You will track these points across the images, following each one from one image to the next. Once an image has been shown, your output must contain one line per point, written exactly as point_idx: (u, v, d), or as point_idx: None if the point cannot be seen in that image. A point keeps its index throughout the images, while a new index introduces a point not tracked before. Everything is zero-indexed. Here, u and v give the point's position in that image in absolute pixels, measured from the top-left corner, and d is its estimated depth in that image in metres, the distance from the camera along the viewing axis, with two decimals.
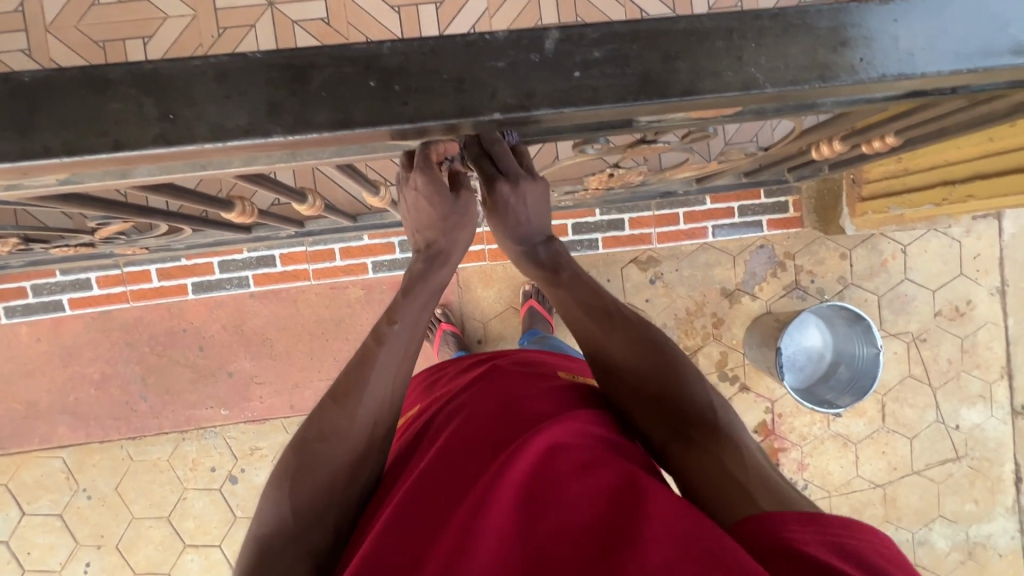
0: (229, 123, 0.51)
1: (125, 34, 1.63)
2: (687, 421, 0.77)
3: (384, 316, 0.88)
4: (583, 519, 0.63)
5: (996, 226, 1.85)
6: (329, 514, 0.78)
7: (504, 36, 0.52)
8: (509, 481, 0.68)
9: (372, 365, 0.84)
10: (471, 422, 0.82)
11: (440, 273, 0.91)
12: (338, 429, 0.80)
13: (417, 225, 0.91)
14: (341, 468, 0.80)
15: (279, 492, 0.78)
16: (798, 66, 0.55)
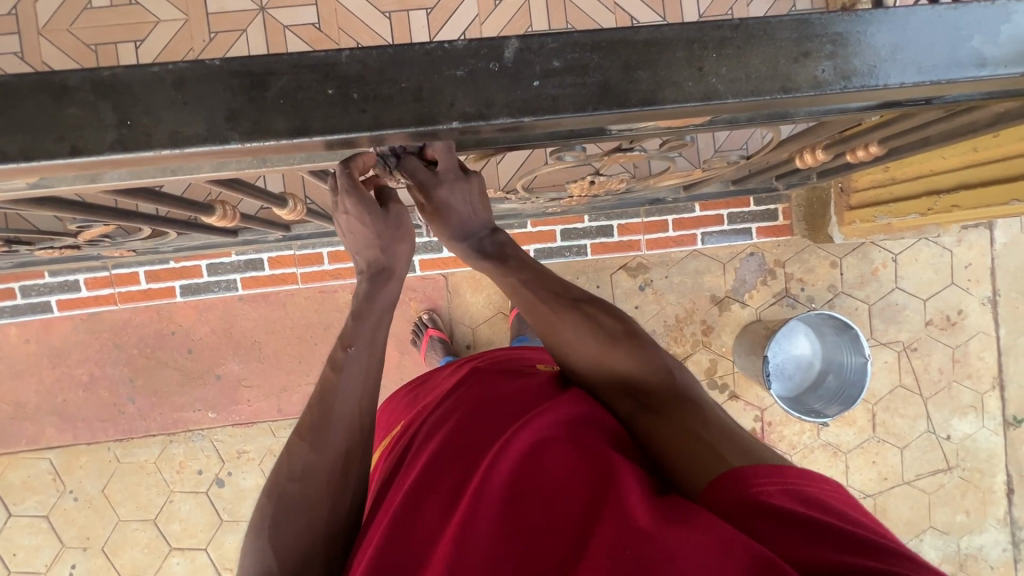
0: (187, 129, 0.51)
1: (117, 38, 1.65)
2: (650, 397, 0.78)
3: (339, 341, 0.86)
4: (566, 511, 0.63)
5: (988, 236, 1.85)
6: (315, 549, 0.78)
7: (464, 45, 0.52)
8: (492, 482, 0.67)
9: (333, 394, 0.83)
10: (456, 424, 0.81)
11: (385, 290, 0.84)
12: (309, 463, 0.80)
13: (354, 246, 0.82)
14: (318, 501, 0.79)
15: (262, 538, 0.78)
16: (759, 76, 0.55)
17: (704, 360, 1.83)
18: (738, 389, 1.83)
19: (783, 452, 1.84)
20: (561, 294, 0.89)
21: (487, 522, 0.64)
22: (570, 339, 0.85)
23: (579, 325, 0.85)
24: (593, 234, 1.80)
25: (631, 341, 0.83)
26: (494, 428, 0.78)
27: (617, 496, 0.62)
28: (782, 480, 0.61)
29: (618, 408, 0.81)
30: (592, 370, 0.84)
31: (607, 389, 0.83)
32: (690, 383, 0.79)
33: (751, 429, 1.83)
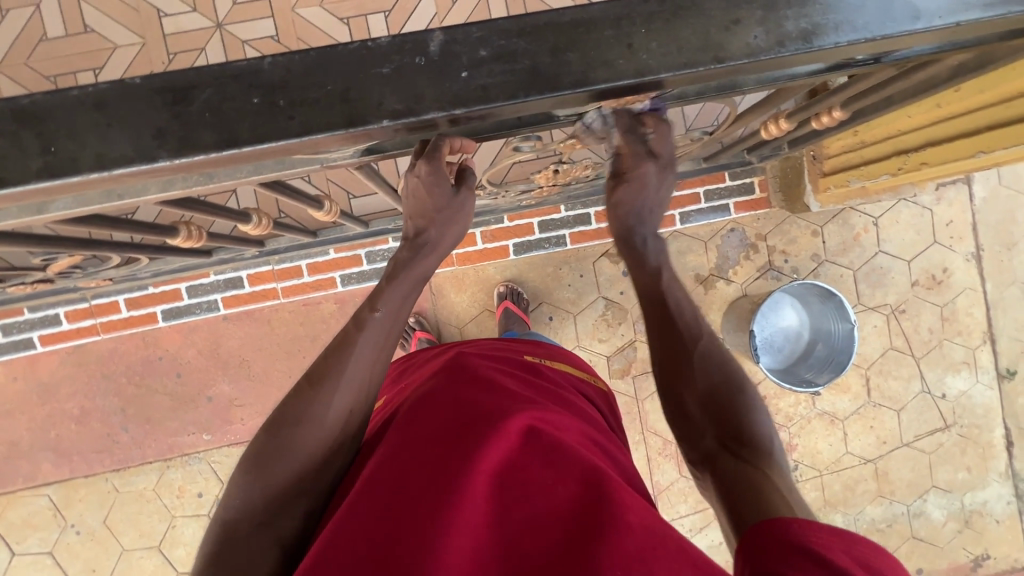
0: (113, 151, 0.50)
1: (75, 67, 1.63)
2: (740, 439, 0.75)
3: (367, 301, 0.85)
4: (557, 507, 0.60)
5: (966, 191, 1.85)
6: (297, 504, 0.76)
7: (387, 41, 0.52)
8: (482, 464, 0.64)
9: (348, 353, 0.81)
10: (441, 403, 0.77)
11: (425, 264, 0.87)
12: (310, 413, 0.77)
13: (409, 211, 0.86)
14: (311, 454, 0.77)
15: (251, 475, 0.75)
16: (691, 48, 0.55)
17: None
18: None
19: (780, 424, 1.84)
20: (699, 330, 0.86)
21: (473, 507, 0.60)
22: (694, 364, 0.83)
23: (723, 365, 0.83)
24: (571, 224, 1.80)
25: (749, 398, 0.80)
26: (482, 408, 0.74)
27: (613, 502, 0.60)
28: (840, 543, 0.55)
29: (696, 433, 0.79)
30: (688, 390, 0.82)
31: (699, 411, 0.80)
32: (783, 455, 0.76)
33: None
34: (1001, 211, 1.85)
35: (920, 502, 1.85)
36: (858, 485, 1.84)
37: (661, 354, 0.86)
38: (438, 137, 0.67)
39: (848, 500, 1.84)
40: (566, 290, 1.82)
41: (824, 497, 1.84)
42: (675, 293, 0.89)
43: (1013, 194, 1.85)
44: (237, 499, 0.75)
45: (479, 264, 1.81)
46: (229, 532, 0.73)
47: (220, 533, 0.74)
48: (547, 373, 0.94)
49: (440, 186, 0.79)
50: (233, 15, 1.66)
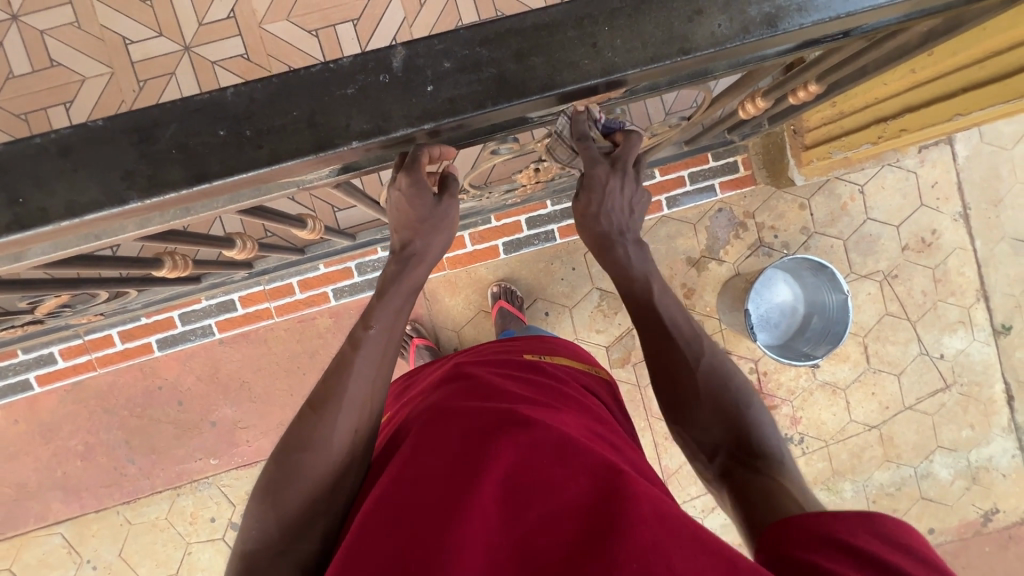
0: (83, 196, 0.50)
1: (46, 102, 1.61)
2: (750, 450, 0.79)
3: (360, 320, 0.85)
4: (568, 505, 0.60)
5: (949, 151, 1.85)
6: (313, 525, 0.75)
7: (350, 61, 0.51)
8: (491, 472, 0.64)
9: (346, 372, 0.81)
10: (443, 413, 0.77)
11: (414, 274, 0.86)
12: (316, 436, 0.77)
13: (394, 224, 0.85)
14: (321, 477, 0.76)
15: (264, 504, 0.75)
16: (656, 42, 0.54)
17: None
18: (729, 344, 1.83)
19: (784, 399, 1.85)
20: (696, 341, 0.89)
21: (486, 514, 0.60)
22: (695, 379, 0.85)
23: (722, 374, 0.86)
24: (558, 218, 1.80)
25: (754, 407, 0.84)
26: (484, 414, 0.73)
27: (625, 493, 0.59)
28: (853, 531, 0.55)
29: (705, 450, 0.83)
30: (704, 406, 0.84)
31: (710, 425, 0.83)
32: (793, 461, 0.79)
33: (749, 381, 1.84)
34: (984, 168, 1.86)
35: (926, 463, 1.87)
36: (865, 451, 1.86)
37: (663, 372, 0.88)
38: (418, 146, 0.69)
39: (856, 467, 1.86)
40: (559, 285, 1.82)
41: (832, 466, 1.86)
42: (661, 289, 0.92)
43: (996, 150, 1.86)
44: (253, 528, 0.75)
45: (471, 266, 1.80)
46: (248, 564, 0.73)
47: (241, 564, 0.74)
48: (549, 369, 0.94)
49: (423, 197, 0.78)
50: (200, 36, 1.64)
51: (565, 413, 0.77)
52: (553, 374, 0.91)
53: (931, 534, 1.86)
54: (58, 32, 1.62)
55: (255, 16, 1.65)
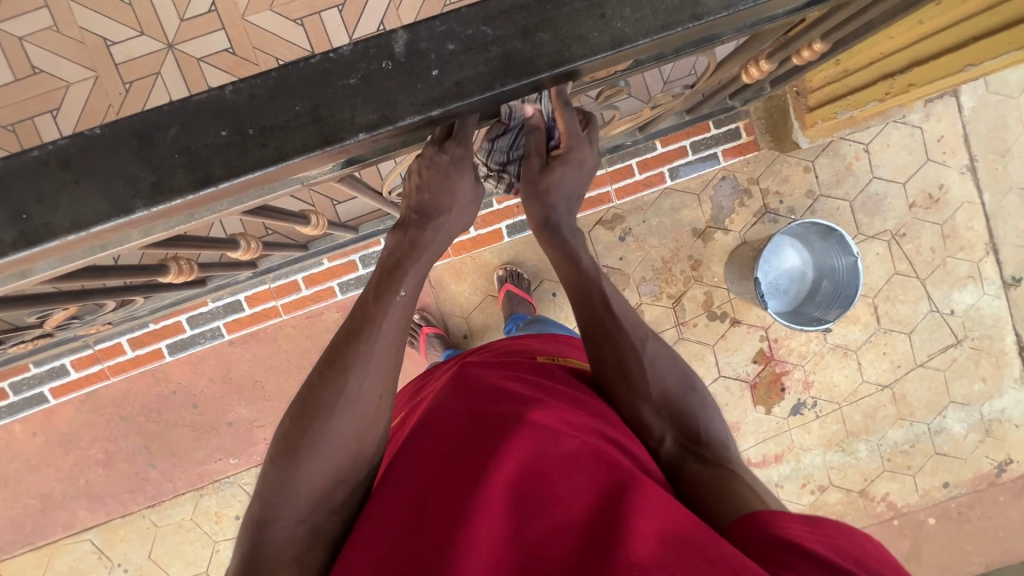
0: (88, 209, 0.48)
1: (32, 112, 1.58)
2: (694, 439, 0.81)
3: (389, 277, 0.80)
4: (575, 515, 0.61)
5: (954, 104, 1.81)
6: (335, 492, 0.73)
7: (350, 49, 0.49)
8: (495, 480, 0.64)
9: (371, 334, 0.76)
10: (447, 419, 0.76)
11: (430, 238, 0.82)
12: (341, 401, 0.73)
13: (420, 186, 0.80)
14: (347, 445, 0.73)
15: (281, 468, 0.72)
16: (666, 8, 0.52)
17: (700, 294, 1.82)
18: (739, 314, 1.83)
19: (795, 364, 1.85)
20: (642, 331, 0.88)
21: (491, 525, 0.61)
22: (644, 370, 0.84)
23: (669, 366, 0.86)
24: None
25: (700, 399, 0.86)
26: (489, 419, 0.73)
27: (631, 504, 0.60)
28: (818, 529, 0.58)
29: (654, 442, 0.82)
30: (649, 400, 0.83)
31: (653, 418, 0.83)
32: (734, 446, 0.83)
33: (760, 349, 1.84)
34: (991, 118, 1.83)
35: (939, 419, 1.88)
36: (878, 411, 1.87)
37: (614, 367, 0.85)
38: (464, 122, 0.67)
39: (870, 428, 1.87)
40: None
41: (846, 428, 1.87)
42: (617, 298, 0.89)
43: (1002, 99, 1.82)
44: (267, 491, 0.72)
45: (475, 251, 1.79)
46: (261, 532, 0.70)
47: (253, 531, 0.71)
48: (559, 371, 0.89)
49: (469, 177, 0.79)
50: (183, 33, 1.59)
51: (575, 411, 0.76)
52: (564, 378, 0.87)
53: (946, 488, 1.88)
54: (37, 38, 1.57)
55: (237, 9, 1.60)
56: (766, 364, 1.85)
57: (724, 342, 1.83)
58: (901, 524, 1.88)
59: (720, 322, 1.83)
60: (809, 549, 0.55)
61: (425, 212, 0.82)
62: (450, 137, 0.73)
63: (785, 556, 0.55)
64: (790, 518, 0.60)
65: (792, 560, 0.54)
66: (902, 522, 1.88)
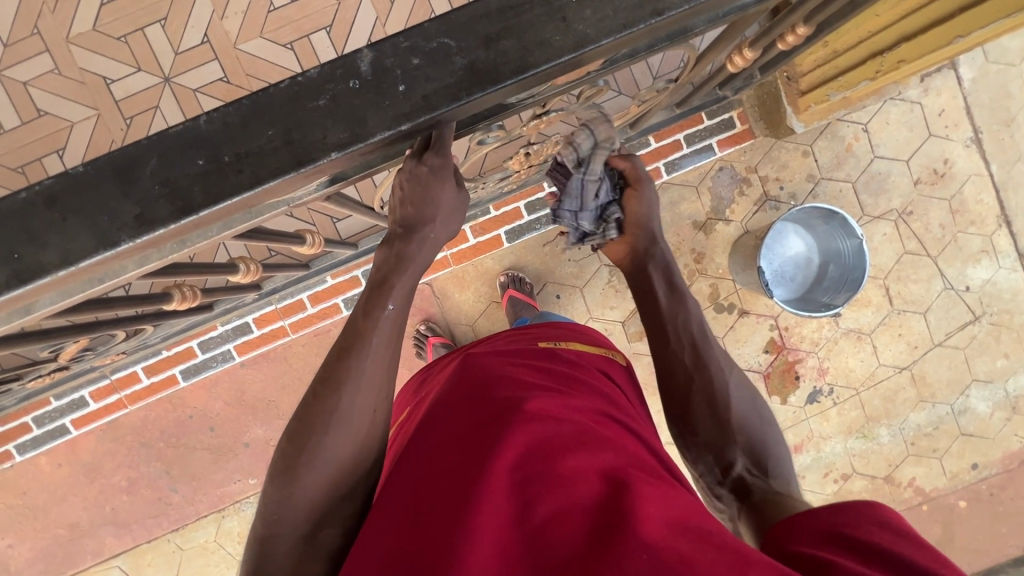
0: (76, 244, 0.50)
1: (39, 153, 1.63)
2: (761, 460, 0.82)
3: (375, 291, 0.79)
4: (580, 498, 0.58)
5: (953, 76, 1.78)
6: (331, 506, 0.75)
7: (317, 72, 0.50)
8: (498, 464, 0.62)
9: (361, 351, 0.76)
10: (450, 411, 0.75)
11: (416, 251, 0.80)
12: (335, 417, 0.74)
13: (401, 200, 0.77)
14: (340, 460, 0.74)
15: (280, 485, 0.74)
16: (626, 7, 0.52)
17: (705, 287, 1.80)
18: (746, 304, 1.81)
19: (808, 351, 1.82)
20: (724, 362, 0.90)
21: (494, 509, 0.59)
22: (719, 388, 0.87)
23: (747, 398, 0.88)
24: None
25: (769, 431, 0.87)
26: (492, 406, 0.72)
27: (636, 492, 0.58)
28: (874, 515, 0.55)
29: (722, 463, 0.83)
30: (720, 417, 0.86)
31: (721, 433, 0.85)
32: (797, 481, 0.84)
33: (770, 338, 1.82)
34: (993, 88, 1.79)
35: (963, 398, 1.83)
36: (898, 394, 1.83)
37: (701, 394, 0.87)
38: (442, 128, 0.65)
39: (890, 412, 1.83)
40: (567, 266, 1.80)
41: (865, 413, 1.83)
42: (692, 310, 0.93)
43: (1003, 68, 1.78)
44: (268, 510, 0.74)
45: (476, 259, 1.80)
46: (265, 549, 0.73)
47: (258, 547, 0.74)
48: (563, 354, 0.88)
49: (451, 185, 0.77)
50: (178, 66, 1.64)
51: (578, 397, 0.75)
52: (567, 361, 0.85)
53: (975, 469, 1.83)
54: (39, 82, 1.63)
55: (228, 38, 1.64)
56: (777, 353, 1.82)
57: (734, 334, 1.81)
58: (931, 509, 1.83)
59: (728, 314, 1.81)
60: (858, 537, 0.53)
61: (408, 223, 0.79)
62: (429, 149, 0.71)
63: (832, 544, 0.54)
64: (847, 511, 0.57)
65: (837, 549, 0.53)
66: (932, 506, 1.83)
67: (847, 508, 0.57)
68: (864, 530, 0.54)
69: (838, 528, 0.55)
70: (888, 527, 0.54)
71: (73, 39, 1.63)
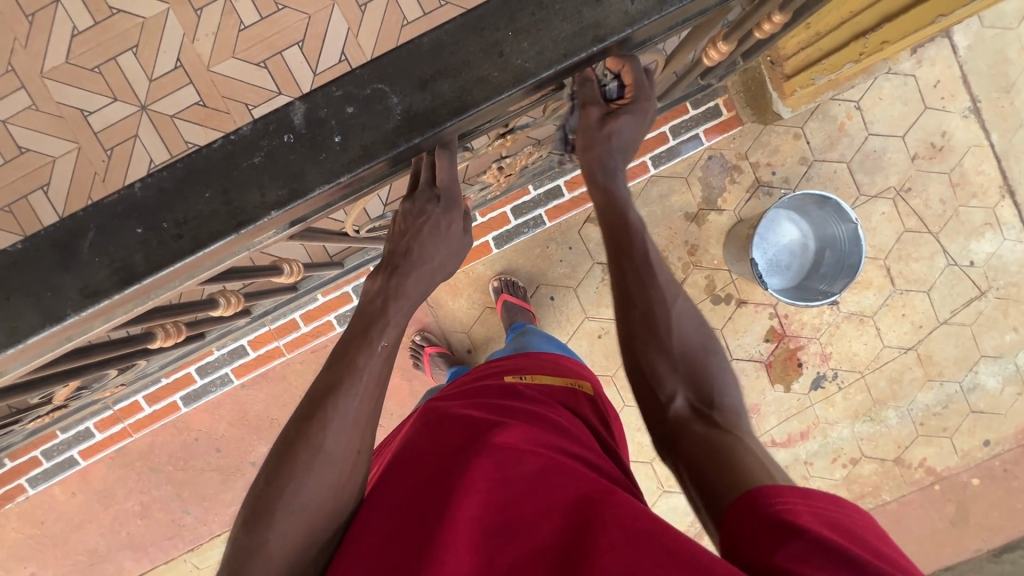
0: (22, 322, 0.49)
1: (24, 190, 1.64)
2: (710, 404, 0.75)
3: (370, 317, 0.75)
4: (540, 543, 0.59)
5: (948, 45, 1.72)
6: (315, 540, 0.68)
7: (250, 128, 0.49)
8: (460, 517, 0.61)
9: (351, 377, 0.71)
10: (412, 461, 0.73)
11: (408, 283, 0.76)
12: (321, 446, 0.68)
13: (394, 234, 0.77)
14: (323, 497, 0.67)
15: (255, 522, 0.65)
16: (565, 37, 0.50)
17: (701, 279, 1.77)
18: (744, 294, 1.78)
19: (810, 337, 1.79)
20: (673, 287, 0.79)
21: (459, 561, 0.58)
22: (667, 326, 0.77)
23: (693, 329, 0.79)
24: (544, 201, 1.74)
25: (718, 363, 0.79)
26: (456, 449, 0.71)
27: (596, 518, 0.58)
28: (811, 502, 0.56)
29: (663, 399, 0.76)
30: (668, 356, 0.77)
31: (669, 375, 0.76)
32: (745, 415, 0.76)
33: (771, 327, 1.79)
34: (990, 54, 1.73)
35: (971, 375, 1.80)
36: (905, 375, 1.79)
37: (640, 317, 0.77)
38: (438, 159, 0.67)
39: (898, 393, 1.80)
40: (559, 267, 1.78)
41: (871, 396, 1.80)
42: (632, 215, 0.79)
43: (1000, 33, 1.72)
44: (235, 559, 0.65)
45: (467, 266, 1.78)
46: None
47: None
48: (527, 391, 0.86)
49: (460, 221, 0.78)
50: (153, 93, 1.63)
51: (540, 428, 0.74)
52: (532, 397, 0.83)
53: (988, 446, 1.80)
54: (18, 119, 1.63)
55: (201, 60, 1.63)
56: (778, 341, 1.79)
57: (732, 325, 1.79)
58: (944, 488, 1.80)
59: (725, 305, 1.78)
60: (803, 526, 0.53)
61: (411, 256, 0.76)
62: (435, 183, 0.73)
63: (775, 533, 0.53)
64: (784, 490, 0.58)
65: (781, 539, 0.53)
66: (945, 485, 1.80)
67: (808, 496, 0.57)
68: (804, 518, 0.54)
69: (781, 514, 0.55)
70: (825, 519, 0.54)
71: (48, 73, 1.62)
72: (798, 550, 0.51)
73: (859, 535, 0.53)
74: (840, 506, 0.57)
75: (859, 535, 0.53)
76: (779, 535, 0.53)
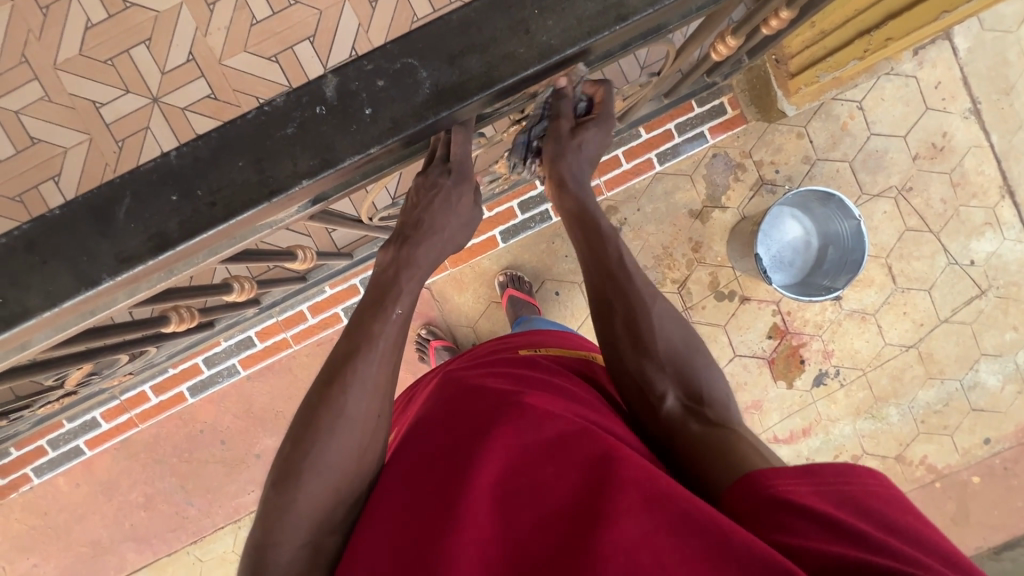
0: (59, 286, 0.50)
1: (35, 180, 1.65)
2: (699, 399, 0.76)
3: (385, 295, 0.76)
4: (558, 506, 0.60)
5: (948, 48, 1.75)
6: (334, 512, 0.69)
7: (283, 100, 0.51)
8: (477, 482, 0.63)
9: (368, 352, 0.72)
10: (432, 425, 0.74)
11: (418, 256, 0.78)
12: (338, 420, 0.69)
13: (410, 206, 0.80)
14: (342, 468, 0.68)
15: (276, 494, 0.66)
16: (589, 15, 0.52)
17: (705, 276, 1.79)
18: (747, 291, 1.79)
19: (812, 334, 1.81)
20: (650, 291, 0.82)
21: (478, 522, 0.60)
22: (650, 327, 0.79)
23: (675, 330, 0.81)
24: None
25: (704, 360, 0.81)
26: (475, 414, 0.72)
27: (612, 480, 0.59)
28: (817, 479, 0.56)
29: (654, 399, 0.76)
30: (653, 356, 0.78)
31: (657, 375, 0.77)
32: (736, 409, 0.78)
33: (774, 323, 1.80)
34: (990, 57, 1.76)
35: (972, 373, 1.81)
36: (906, 373, 1.81)
37: (622, 321, 0.80)
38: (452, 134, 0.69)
39: (899, 391, 1.81)
40: (564, 262, 1.80)
41: (873, 394, 1.81)
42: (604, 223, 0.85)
43: (999, 36, 1.75)
44: (259, 530, 0.66)
45: (473, 261, 1.80)
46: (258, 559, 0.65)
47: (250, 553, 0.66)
48: (543, 362, 0.86)
49: (470, 198, 0.80)
50: (165, 85, 1.64)
51: (557, 394, 0.74)
52: (548, 367, 0.84)
53: (988, 444, 1.81)
54: (30, 110, 1.64)
55: (213, 54, 1.65)
56: (781, 338, 1.81)
57: (736, 321, 1.80)
58: (945, 486, 1.81)
59: (729, 302, 1.80)
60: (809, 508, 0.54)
61: (422, 228, 0.78)
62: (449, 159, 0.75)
63: (782, 513, 0.54)
64: (788, 470, 0.58)
65: (784, 521, 0.54)
66: (945, 483, 1.81)
67: (814, 472, 0.57)
68: (809, 500, 0.55)
69: (785, 496, 0.55)
70: (832, 497, 0.55)
71: (61, 65, 1.64)
72: (797, 528, 0.53)
73: (869, 509, 0.54)
74: (855, 478, 0.57)
75: (867, 508, 0.54)
76: (784, 516, 0.54)
